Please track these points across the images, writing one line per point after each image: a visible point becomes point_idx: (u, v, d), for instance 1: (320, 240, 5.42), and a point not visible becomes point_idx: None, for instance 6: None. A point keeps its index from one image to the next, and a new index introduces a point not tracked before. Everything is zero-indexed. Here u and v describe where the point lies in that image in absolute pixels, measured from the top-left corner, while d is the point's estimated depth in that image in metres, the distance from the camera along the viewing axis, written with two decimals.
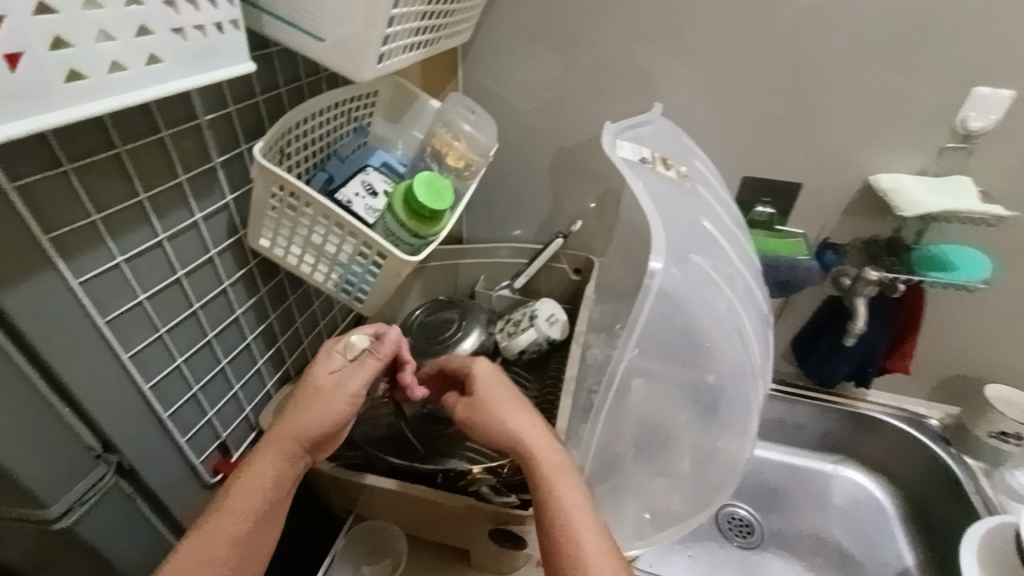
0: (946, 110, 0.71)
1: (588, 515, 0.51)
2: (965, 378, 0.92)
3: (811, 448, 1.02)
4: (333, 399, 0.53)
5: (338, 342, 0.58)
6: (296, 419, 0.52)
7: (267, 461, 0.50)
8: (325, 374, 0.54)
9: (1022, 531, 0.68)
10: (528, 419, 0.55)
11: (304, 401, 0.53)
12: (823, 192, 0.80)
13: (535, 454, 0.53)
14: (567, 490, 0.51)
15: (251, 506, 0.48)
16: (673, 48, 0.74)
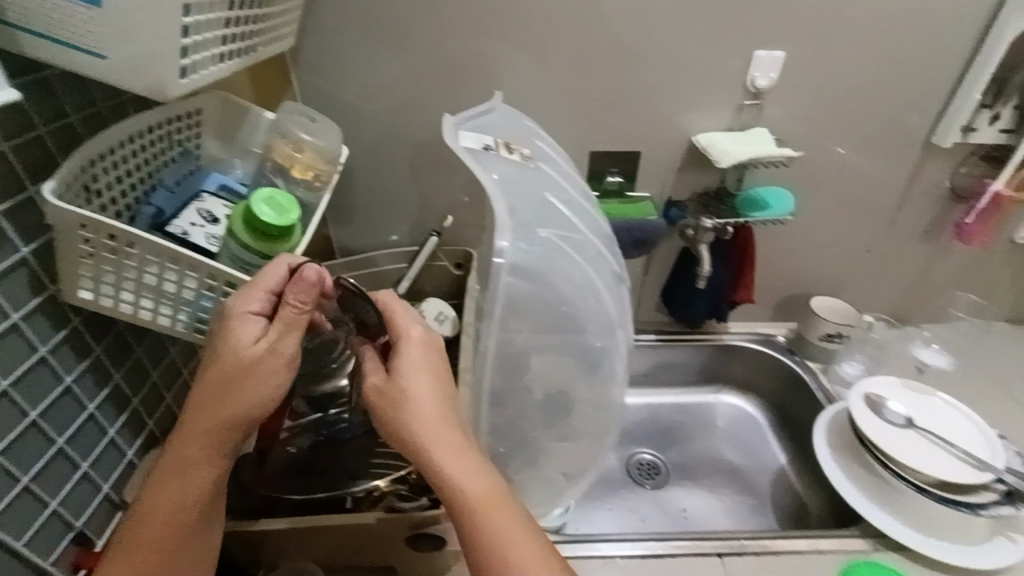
0: (739, 73, 0.82)
1: (520, 526, 0.50)
2: (797, 297, 1.09)
3: (695, 384, 1.14)
4: (264, 373, 0.47)
5: (249, 286, 0.48)
6: (222, 407, 0.47)
7: (199, 466, 0.48)
8: (243, 345, 0.47)
9: (851, 409, 0.83)
10: (451, 442, 0.51)
11: (236, 377, 0.47)
12: (658, 157, 0.89)
13: (460, 473, 0.50)
14: (495, 509, 0.49)
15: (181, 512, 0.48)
16: (504, 38, 0.77)
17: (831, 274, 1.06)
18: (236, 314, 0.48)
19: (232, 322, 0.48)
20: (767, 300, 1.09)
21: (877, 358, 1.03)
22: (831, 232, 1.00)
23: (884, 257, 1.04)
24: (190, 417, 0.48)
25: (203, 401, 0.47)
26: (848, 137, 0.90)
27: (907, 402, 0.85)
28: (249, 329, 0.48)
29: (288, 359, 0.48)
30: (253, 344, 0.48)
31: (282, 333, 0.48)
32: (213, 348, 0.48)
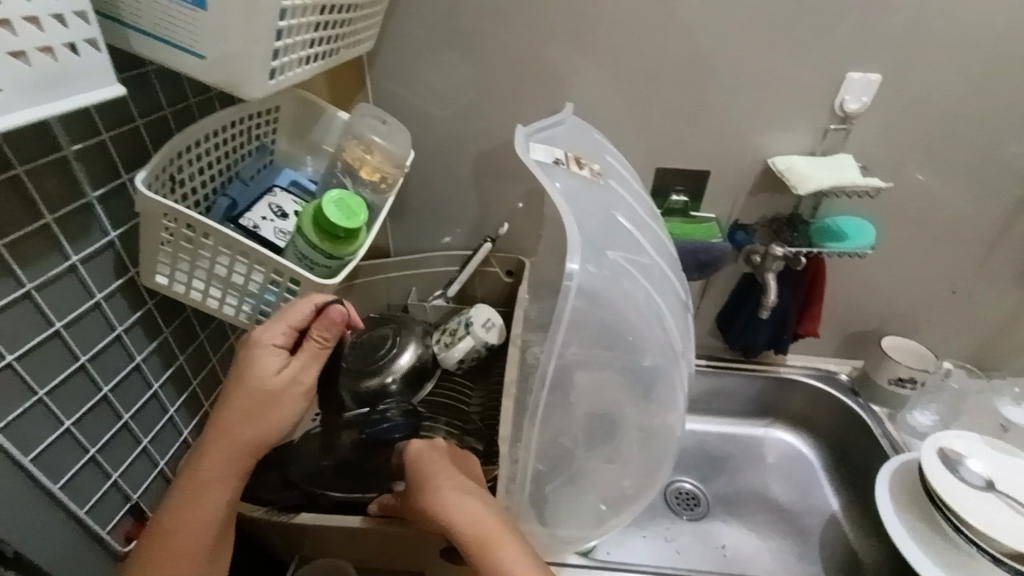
0: (825, 94, 0.78)
1: (530, 566, 0.49)
2: (866, 334, 1.02)
3: (744, 415, 1.09)
4: (287, 402, 0.50)
5: (273, 321, 0.51)
6: (243, 432, 0.48)
7: (218, 484, 0.48)
8: (267, 374, 0.49)
9: (923, 462, 0.76)
10: (464, 498, 0.53)
11: (260, 407, 0.49)
12: (729, 177, 0.85)
13: (465, 520, 0.51)
14: (506, 551, 0.49)
15: (204, 533, 0.47)
16: (579, 47, 0.76)
17: (908, 313, 0.98)
18: (262, 344, 0.50)
19: (254, 355, 0.50)
20: (831, 334, 1.02)
21: (954, 409, 0.95)
22: (912, 268, 0.93)
23: (971, 300, 0.95)
24: (211, 440, 0.48)
25: (225, 426, 0.48)
26: (944, 168, 0.83)
27: (989, 462, 0.78)
28: (273, 360, 0.50)
29: (309, 391, 0.51)
30: (277, 373, 0.50)
31: (306, 363, 0.51)
32: (237, 374, 0.50)
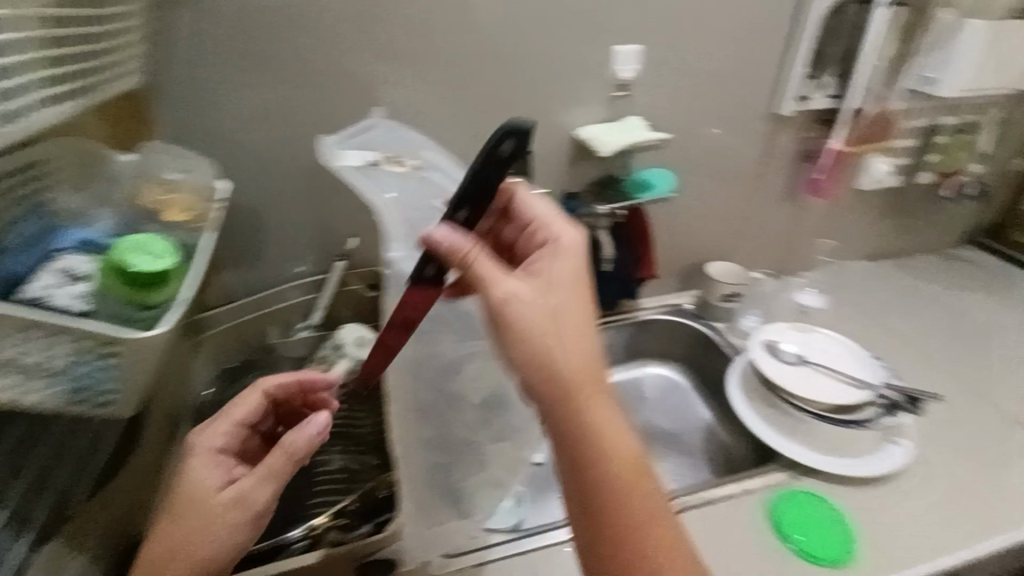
0: (604, 67, 0.89)
1: (657, 494, 0.57)
2: (695, 265, 1.18)
3: (621, 362, 1.21)
4: (224, 515, 0.56)
5: (217, 428, 0.63)
6: (168, 545, 0.55)
7: None
8: (205, 487, 0.58)
9: (753, 359, 0.91)
10: (609, 410, 0.57)
11: (196, 517, 0.56)
12: (546, 154, 0.94)
13: (615, 445, 0.56)
14: (643, 480, 0.56)
15: None
16: (375, 54, 0.78)
17: (720, 240, 1.16)
18: (209, 459, 0.61)
19: (194, 465, 0.60)
20: (670, 272, 1.18)
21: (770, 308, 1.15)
22: (711, 202, 1.10)
23: (760, 219, 1.16)
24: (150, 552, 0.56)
25: (160, 535, 0.56)
26: (710, 114, 0.99)
27: (796, 340, 0.96)
28: (215, 473, 0.60)
29: (251, 509, 0.56)
30: (215, 488, 0.58)
31: (245, 485, 0.57)
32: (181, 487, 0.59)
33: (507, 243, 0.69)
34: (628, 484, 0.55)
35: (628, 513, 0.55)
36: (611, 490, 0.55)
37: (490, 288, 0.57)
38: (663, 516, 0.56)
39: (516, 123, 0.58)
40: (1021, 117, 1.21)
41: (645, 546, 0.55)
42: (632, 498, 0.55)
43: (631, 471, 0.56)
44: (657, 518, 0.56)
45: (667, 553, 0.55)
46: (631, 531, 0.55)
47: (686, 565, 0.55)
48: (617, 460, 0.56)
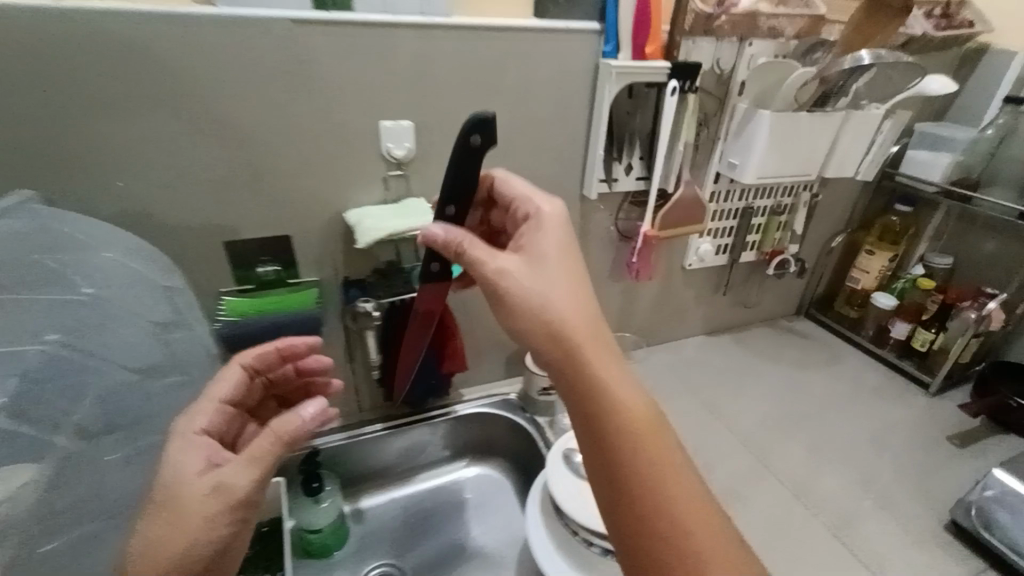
0: (370, 143, 0.79)
1: (675, 460, 0.51)
2: (518, 349, 1.10)
3: (440, 461, 1.07)
4: (192, 505, 0.58)
5: (188, 423, 0.68)
6: (160, 534, 0.57)
7: (160, 561, 0.56)
8: (185, 473, 0.61)
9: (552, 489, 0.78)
10: (619, 369, 0.55)
11: (195, 490, 0.59)
12: (316, 236, 0.82)
13: (627, 398, 0.53)
14: (662, 436, 0.52)
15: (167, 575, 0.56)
16: (46, 123, 0.63)
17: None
18: (181, 449, 0.64)
19: (174, 456, 0.63)
20: (490, 357, 1.08)
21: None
22: None
23: None
24: (158, 531, 0.57)
25: (148, 522, 0.58)
26: None
27: None
28: (196, 456, 0.63)
29: (237, 484, 0.59)
30: (195, 474, 0.61)
31: (221, 474, 0.60)
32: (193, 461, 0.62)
33: (498, 227, 0.77)
34: (656, 482, 0.50)
35: (653, 516, 0.48)
36: (642, 479, 0.50)
37: (481, 273, 0.59)
38: (694, 526, 0.48)
39: (483, 116, 0.59)
40: (834, 197, 1.23)
41: (685, 557, 0.47)
42: (661, 452, 0.51)
43: (642, 468, 0.50)
44: (681, 527, 0.48)
45: (716, 556, 0.47)
46: (646, 501, 0.49)
47: (736, 570, 0.47)
48: (635, 445, 0.51)
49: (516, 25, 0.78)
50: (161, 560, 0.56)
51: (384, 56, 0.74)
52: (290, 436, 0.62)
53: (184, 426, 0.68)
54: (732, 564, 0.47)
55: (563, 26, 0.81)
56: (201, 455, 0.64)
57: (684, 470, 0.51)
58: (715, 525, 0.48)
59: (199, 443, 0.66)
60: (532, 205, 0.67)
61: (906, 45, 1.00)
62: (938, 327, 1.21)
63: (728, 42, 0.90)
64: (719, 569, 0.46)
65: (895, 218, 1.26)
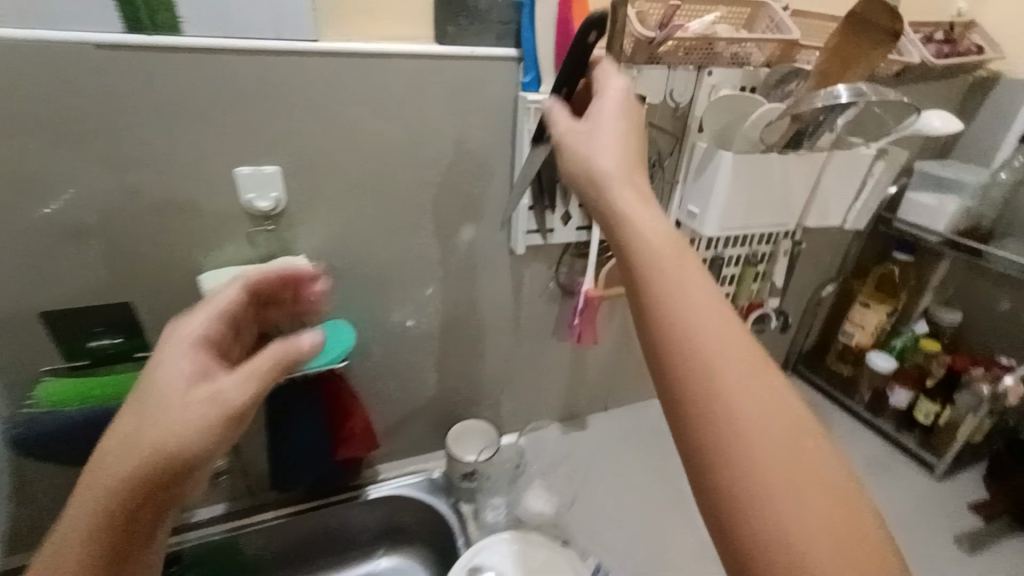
0: (227, 194, 0.65)
1: (703, 300, 0.37)
2: (443, 419, 0.95)
3: (349, 550, 0.92)
4: (177, 414, 0.44)
5: (175, 327, 0.52)
6: (111, 469, 0.42)
7: (81, 517, 0.41)
8: (172, 381, 0.46)
9: None
10: (641, 202, 0.44)
11: (181, 400, 0.45)
12: (173, 300, 0.68)
13: (646, 229, 0.41)
14: (688, 273, 0.39)
15: (88, 542, 0.41)
16: None
17: (471, 387, 0.94)
18: (180, 333, 0.51)
19: (159, 364, 0.48)
20: (409, 428, 0.93)
21: (520, 493, 0.90)
22: (449, 345, 0.88)
23: (526, 364, 0.96)
24: (106, 463, 0.42)
25: (86, 472, 0.42)
26: (421, 248, 0.78)
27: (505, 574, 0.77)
28: (184, 364, 0.48)
29: (222, 407, 0.45)
30: (184, 385, 0.46)
31: (193, 361, 0.48)
32: (185, 349, 0.49)
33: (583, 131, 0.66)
34: (690, 321, 0.37)
35: (684, 361, 0.35)
36: (669, 312, 0.37)
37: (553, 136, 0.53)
38: (740, 382, 0.34)
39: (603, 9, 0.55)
40: (824, 243, 1.07)
41: (722, 414, 0.33)
42: (684, 287, 0.38)
43: (664, 305, 0.37)
44: (718, 381, 0.34)
45: (776, 421, 0.33)
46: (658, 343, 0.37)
47: (796, 439, 0.33)
48: (663, 276, 0.38)
49: (409, 51, 0.64)
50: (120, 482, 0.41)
51: (234, 91, 0.60)
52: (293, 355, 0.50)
53: (183, 326, 0.52)
54: (792, 431, 0.33)
55: (469, 52, 0.66)
56: (217, 302, 0.56)
57: (715, 309, 0.37)
58: (748, 382, 0.34)
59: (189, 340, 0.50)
60: (602, 82, 0.54)
61: (900, 74, 0.85)
62: (943, 399, 1.03)
63: (682, 70, 0.75)
64: (771, 437, 0.32)
65: (896, 267, 1.08)
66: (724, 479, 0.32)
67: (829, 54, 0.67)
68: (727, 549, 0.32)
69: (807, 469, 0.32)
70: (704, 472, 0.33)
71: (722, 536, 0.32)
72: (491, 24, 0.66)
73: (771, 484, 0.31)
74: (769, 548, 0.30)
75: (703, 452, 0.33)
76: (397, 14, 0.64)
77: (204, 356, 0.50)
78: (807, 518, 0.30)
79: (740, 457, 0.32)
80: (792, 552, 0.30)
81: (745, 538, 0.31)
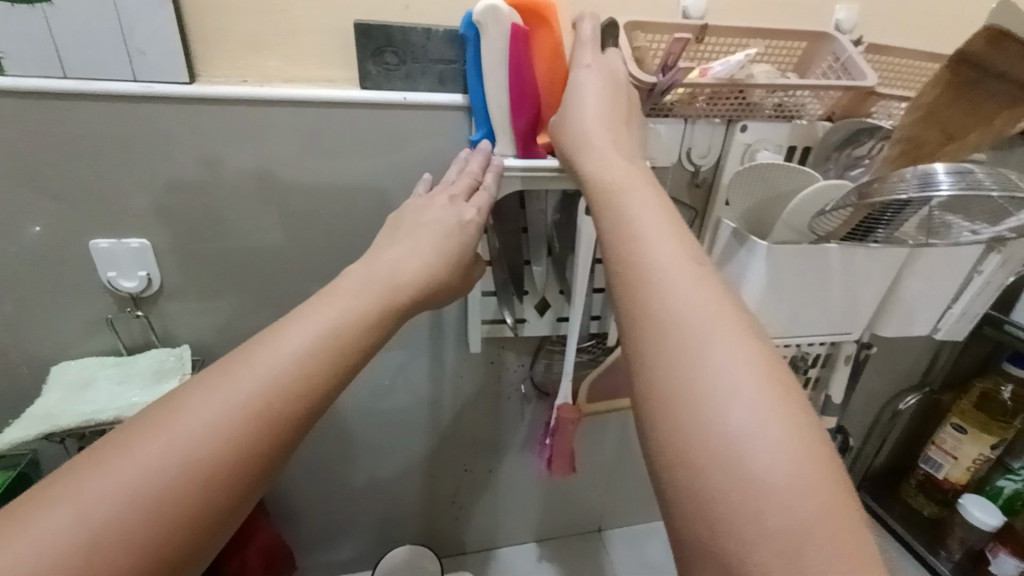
0: (88, 270, 0.54)
1: (664, 235, 0.34)
2: (382, 525, 0.79)
3: None
4: (328, 303, 0.36)
5: (413, 204, 0.47)
6: (276, 347, 0.33)
7: (213, 405, 0.30)
8: (369, 278, 0.38)
9: None
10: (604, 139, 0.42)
11: (353, 298, 0.37)
12: (27, 383, 0.59)
13: (607, 162, 0.41)
14: (639, 208, 0.36)
15: (233, 437, 0.30)
16: None
17: (415, 493, 0.77)
18: (428, 221, 0.44)
19: (369, 252, 0.42)
20: (339, 534, 0.78)
21: None
22: (383, 447, 0.72)
23: (486, 473, 0.78)
24: (277, 338, 0.33)
25: (243, 352, 0.33)
26: None
27: None
28: (428, 247, 0.42)
29: (416, 304, 0.40)
30: (403, 276, 0.39)
31: (348, 279, 0.38)
32: (340, 280, 0.38)
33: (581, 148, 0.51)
34: (660, 259, 0.33)
35: (632, 277, 0.33)
36: (630, 237, 0.35)
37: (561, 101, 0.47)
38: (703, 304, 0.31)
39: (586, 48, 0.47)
40: (907, 345, 0.80)
41: (673, 337, 0.30)
42: (632, 224, 0.36)
43: (624, 235, 0.35)
44: (669, 302, 0.31)
45: (738, 336, 0.30)
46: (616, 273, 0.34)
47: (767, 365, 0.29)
48: (628, 202, 0.37)
49: (315, 97, 0.49)
50: (239, 408, 0.30)
51: (79, 147, 0.48)
52: (459, 282, 0.45)
53: (408, 215, 0.46)
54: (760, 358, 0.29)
55: (400, 98, 0.50)
56: (449, 197, 0.46)
57: (671, 243, 0.34)
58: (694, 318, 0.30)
59: (368, 262, 0.40)
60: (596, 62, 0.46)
61: None
62: None
63: (703, 122, 0.54)
64: (739, 357, 0.29)
65: (1012, 385, 0.78)
66: (671, 393, 0.28)
67: (924, 115, 0.45)
68: (664, 488, 0.28)
69: (771, 398, 0.27)
70: (648, 396, 0.29)
71: (655, 471, 0.28)
72: (429, 63, 0.49)
73: (724, 407, 0.27)
74: (707, 467, 0.26)
75: (649, 367, 0.30)
76: (299, 50, 0.49)
77: (454, 241, 0.44)
78: (768, 443, 0.26)
79: (687, 378, 0.28)
80: (750, 479, 0.25)
81: (694, 458, 0.26)
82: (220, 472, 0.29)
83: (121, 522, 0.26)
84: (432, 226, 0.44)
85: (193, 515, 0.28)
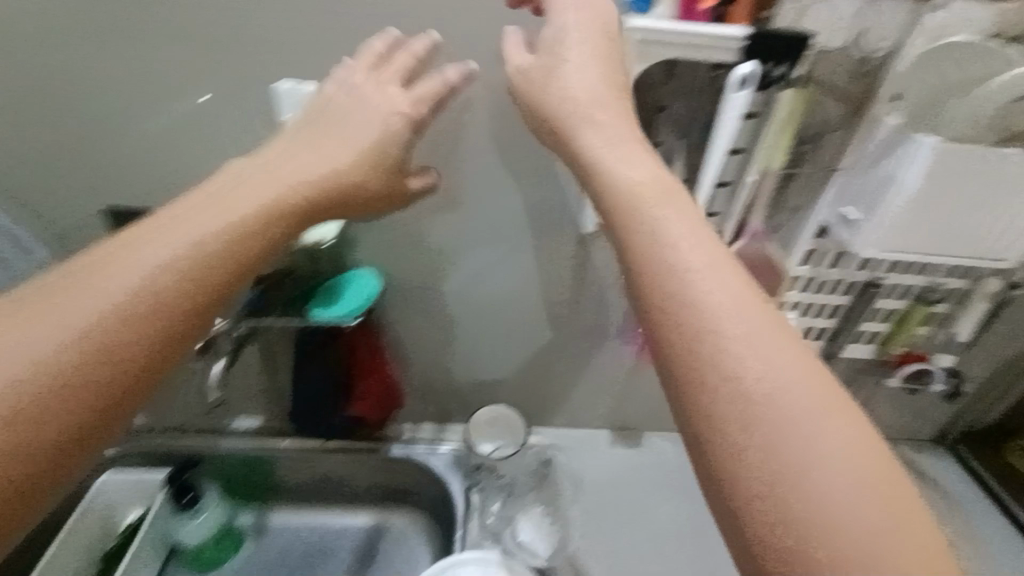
0: (267, 114, 0.59)
1: (702, 282, 0.38)
2: (477, 392, 0.85)
3: (358, 497, 0.89)
4: (227, 198, 0.47)
5: (335, 97, 0.53)
6: (174, 228, 0.44)
7: (125, 270, 0.42)
8: (264, 180, 0.49)
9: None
10: (637, 157, 0.45)
11: (245, 195, 0.48)
12: None
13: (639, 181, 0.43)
14: (667, 246, 0.40)
15: (155, 292, 0.42)
16: None
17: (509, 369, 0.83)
18: (363, 111, 0.52)
19: (257, 158, 0.51)
20: (439, 394, 0.86)
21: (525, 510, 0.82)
22: (490, 319, 0.77)
23: (580, 361, 0.81)
24: (179, 223, 0.45)
25: (146, 231, 0.44)
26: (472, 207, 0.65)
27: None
28: (339, 152, 0.51)
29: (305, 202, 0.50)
30: (289, 178, 0.49)
31: (244, 177, 0.49)
32: (226, 175, 0.49)
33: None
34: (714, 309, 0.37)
35: (684, 332, 0.37)
36: (671, 286, 0.38)
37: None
38: (750, 353, 0.36)
39: None
40: None
41: (728, 390, 0.35)
42: (665, 271, 0.39)
43: (659, 280, 0.39)
44: (725, 354, 0.36)
45: (793, 384, 0.35)
46: (664, 328, 0.38)
47: (832, 405, 0.35)
48: (651, 229, 0.40)
49: None
50: (149, 271, 0.42)
51: None
52: (375, 193, 0.54)
53: (340, 101, 0.53)
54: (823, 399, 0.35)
55: None
56: (387, 84, 0.53)
57: (708, 288, 0.38)
58: (733, 370, 0.35)
59: (261, 160, 0.50)
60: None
61: None
62: None
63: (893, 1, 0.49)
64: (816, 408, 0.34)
65: None
66: (750, 452, 0.34)
67: None
68: (745, 527, 0.33)
69: (842, 436, 0.34)
70: (733, 458, 0.34)
71: (738, 516, 0.34)
72: None
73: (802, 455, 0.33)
74: (797, 513, 0.32)
75: (713, 421, 0.35)
76: None
77: (388, 151, 0.53)
78: (845, 485, 0.32)
79: (762, 434, 0.34)
80: (838, 523, 0.31)
81: (779, 507, 0.32)
82: (138, 315, 0.41)
83: (91, 333, 0.39)
84: (364, 123, 0.52)
85: (123, 348, 0.40)
